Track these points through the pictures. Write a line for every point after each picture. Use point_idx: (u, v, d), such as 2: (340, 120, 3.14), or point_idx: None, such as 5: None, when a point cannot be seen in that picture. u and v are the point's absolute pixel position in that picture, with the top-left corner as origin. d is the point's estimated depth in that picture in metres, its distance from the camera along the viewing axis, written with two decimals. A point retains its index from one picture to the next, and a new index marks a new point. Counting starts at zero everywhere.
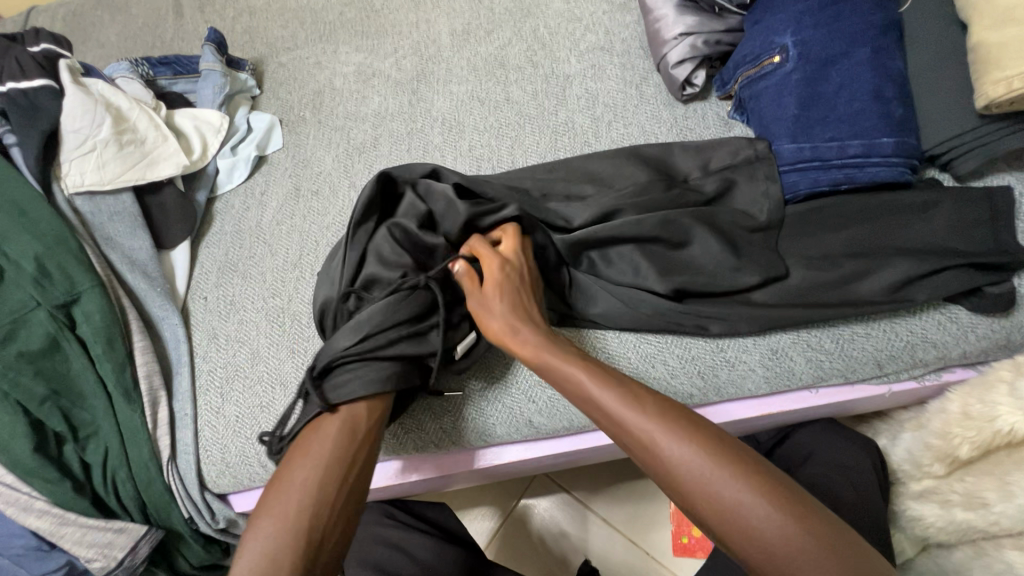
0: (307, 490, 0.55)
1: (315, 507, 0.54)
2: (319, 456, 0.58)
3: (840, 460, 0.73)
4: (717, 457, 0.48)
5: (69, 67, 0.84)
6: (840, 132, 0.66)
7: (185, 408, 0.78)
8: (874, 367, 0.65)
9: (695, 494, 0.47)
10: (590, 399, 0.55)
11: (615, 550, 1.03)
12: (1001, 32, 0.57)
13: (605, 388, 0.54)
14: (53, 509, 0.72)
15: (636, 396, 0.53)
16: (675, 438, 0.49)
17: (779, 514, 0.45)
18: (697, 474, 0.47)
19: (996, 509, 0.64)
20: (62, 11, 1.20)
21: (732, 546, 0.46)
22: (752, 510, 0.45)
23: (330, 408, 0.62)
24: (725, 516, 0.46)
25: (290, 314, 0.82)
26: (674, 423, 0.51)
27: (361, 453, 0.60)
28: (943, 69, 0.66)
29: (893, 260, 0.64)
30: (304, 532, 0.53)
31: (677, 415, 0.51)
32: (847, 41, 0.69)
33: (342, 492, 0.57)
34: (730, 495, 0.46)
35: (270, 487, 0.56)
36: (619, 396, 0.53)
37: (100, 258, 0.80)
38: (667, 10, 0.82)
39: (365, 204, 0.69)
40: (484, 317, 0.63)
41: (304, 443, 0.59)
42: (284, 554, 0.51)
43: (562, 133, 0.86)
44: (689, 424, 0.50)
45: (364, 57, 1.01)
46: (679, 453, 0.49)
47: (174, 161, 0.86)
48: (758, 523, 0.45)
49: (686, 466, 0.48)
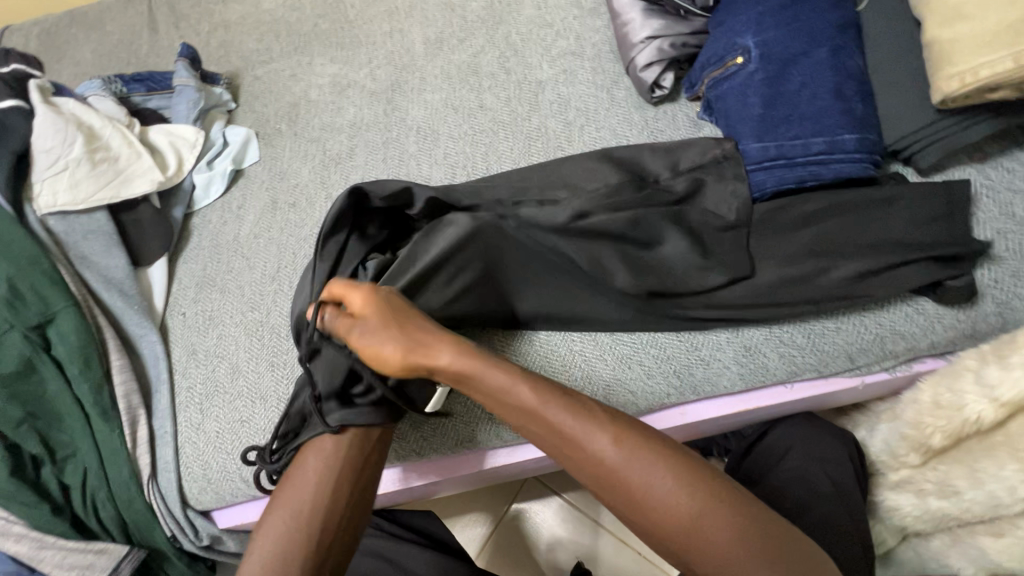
0: (319, 491, 0.59)
1: (326, 507, 0.59)
2: (332, 458, 0.62)
3: (818, 453, 0.73)
4: (675, 471, 0.50)
5: (39, 87, 0.84)
6: (803, 130, 0.67)
7: (166, 426, 0.77)
8: (845, 361, 0.67)
9: (658, 510, 0.49)
10: (536, 419, 0.54)
11: (607, 551, 1.03)
12: (952, 28, 0.59)
13: (552, 408, 0.53)
14: (31, 533, 0.73)
15: (590, 416, 0.53)
16: (635, 456, 0.50)
17: (736, 520, 0.48)
18: (654, 488, 0.49)
19: (966, 496, 0.65)
20: (35, 30, 1.20)
21: (691, 558, 0.48)
22: (707, 518, 0.48)
23: (334, 430, 0.63)
24: (687, 528, 0.48)
25: (269, 328, 0.82)
26: (626, 439, 0.51)
27: (373, 455, 0.64)
28: (901, 65, 0.67)
29: (858, 252, 0.65)
30: (316, 530, 0.58)
31: (632, 431, 0.52)
32: (807, 40, 0.70)
33: (354, 489, 0.61)
34: (691, 507, 0.48)
35: (286, 487, 0.61)
36: (568, 416, 0.53)
37: (74, 277, 0.79)
38: (634, 14, 0.83)
39: (334, 219, 0.69)
40: (379, 352, 0.56)
41: (318, 445, 0.63)
42: (297, 554, 0.56)
43: (536, 139, 0.86)
44: (638, 438, 0.52)
45: (339, 68, 1.01)
46: (635, 469, 0.50)
47: (149, 178, 0.85)
48: (719, 534, 0.47)
49: (643, 483, 0.50)
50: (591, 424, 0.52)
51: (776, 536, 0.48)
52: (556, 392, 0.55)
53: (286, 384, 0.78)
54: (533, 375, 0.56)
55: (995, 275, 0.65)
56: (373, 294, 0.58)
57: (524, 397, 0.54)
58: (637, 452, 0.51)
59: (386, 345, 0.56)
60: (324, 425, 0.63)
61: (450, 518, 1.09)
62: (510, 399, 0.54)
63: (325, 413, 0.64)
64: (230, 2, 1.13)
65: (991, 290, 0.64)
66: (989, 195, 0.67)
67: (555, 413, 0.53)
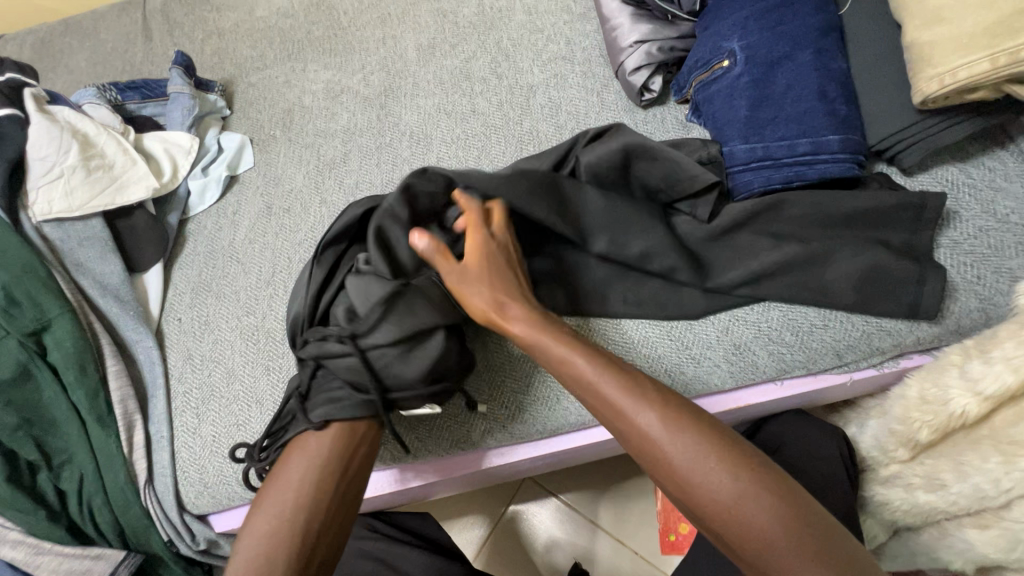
0: (304, 490, 0.59)
1: (311, 507, 0.59)
2: (317, 458, 0.61)
3: (808, 449, 0.75)
4: (720, 454, 0.49)
5: (34, 95, 0.84)
6: (789, 131, 0.69)
7: (162, 431, 0.78)
8: (834, 358, 0.67)
9: (696, 488, 0.48)
10: (595, 393, 0.55)
11: (604, 551, 1.04)
12: (930, 31, 0.60)
13: (608, 382, 0.54)
14: (28, 539, 0.73)
15: (641, 392, 0.53)
16: (679, 435, 0.50)
17: (773, 508, 0.46)
18: (699, 469, 0.48)
19: (953, 490, 0.65)
20: (30, 39, 1.21)
21: (731, 540, 0.47)
22: (750, 506, 0.46)
23: (317, 427, 0.63)
24: (724, 510, 0.47)
25: (265, 332, 0.83)
26: (678, 418, 0.51)
27: (358, 453, 0.64)
28: (883, 67, 0.69)
29: (834, 262, 0.66)
30: (299, 531, 0.57)
31: (682, 412, 0.52)
32: (791, 43, 0.71)
33: (339, 489, 0.61)
34: (731, 490, 0.47)
35: (270, 488, 0.61)
36: (624, 391, 0.53)
37: (69, 284, 0.80)
38: (623, 19, 0.85)
39: (342, 228, 0.71)
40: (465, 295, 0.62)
41: (301, 445, 0.63)
42: (278, 553, 0.56)
43: (528, 142, 0.87)
44: (690, 420, 0.51)
45: (332, 74, 1.02)
46: (683, 449, 0.49)
47: (144, 184, 0.86)
48: (758, 518, 0.46)
49: (692, 462, 0.49)
50: (644, 400, 0.53)
51: (817, 533, 0.45)
52: (613, 367, 0.55)
53: (282, 388, 0.78)
54: (591, 352, 0.57)
55: (977, 272, 0.66)
56: (483, 247, 0.63)
57: (584, 370, 0.55)
58: (684, 431, 0.50)
59: (477, 291, 0.61)
60: (307, 422, 0.63)
61: (447, 520, 1.10)
62: (570, 368, 0.56)
63: (310, 409, 0.64)
64: (224, 10, 1.14)
65: (973, 287, 0.66)
66: (971, 193, 0.68)
67: (610, 386, 0.54)
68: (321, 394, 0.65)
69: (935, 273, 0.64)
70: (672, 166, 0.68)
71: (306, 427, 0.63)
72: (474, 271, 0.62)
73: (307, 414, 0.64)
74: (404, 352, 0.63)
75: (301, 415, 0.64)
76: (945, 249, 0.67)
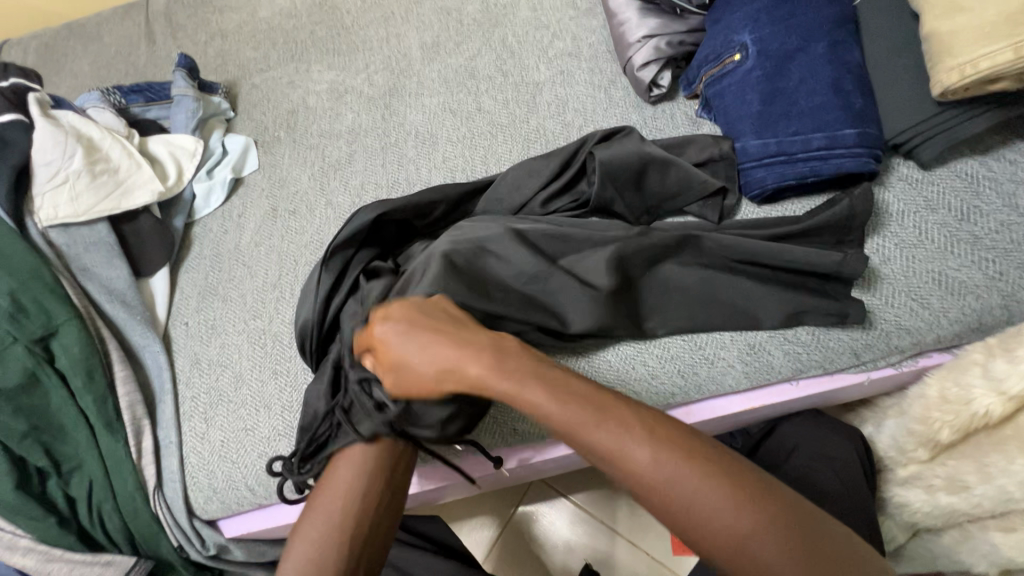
0: (350, 498, 0.61)
1: (358, 513, 0.60)
2: (361, 463, 0.63)
3: (824, 450, 0.73)
4: (716, 482, 0.47)
5: (38, 100, 0.84)
6: (803, 126, 0.67)
7: (170, 436, 0.77)
8: (851, 357, 0.66)
9: (705, 531, 0.46)
10: (582, 443, 0.51)
11: (616, 553, 1.03)
12: (951, 20, 0.58)
13: (597, 429, 0.50)
14: (38, 546, 0.72)
15: (627, 424, 0.51)
16: (680, 476, 0.48)
17: (784, 540, 0.45)
18: (705, 512, 0.46)
19: (976, 491, 0.64)
20: (33, 43, 1.20)
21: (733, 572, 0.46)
22: (763, 543, 0.45)
23: (366, 440, 0.63)
24: (735, 549, 0.45)
25: (271, 335, 0.82)
26: (677, 460, 0.48)
27: (403, 461, 0.65)
28: (899, 59, 0.67)
29: (763, 301, 0.66)
30: (348, 533, 0.59)
31: (671, 440, 0.50)
32: (804, 36, 0.70)
33: (387, 492, 0.62)
34: (729, 517, 0.46)
35: (321, 493, 0.62)
36: (615, 436, 0.50)
37: (77, 289, 0.79)
38: (630, 14, 0.83)
39: (349, 236, 0.71)
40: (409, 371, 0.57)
41: (351, 454, 0.63)
42: (329, 556, 0.57)
43: (534, 140, 0.86)
44: (689, 459, 0.49)
45: (336, 75, 1.01)
46: (688, 493, 0.47)
47: (148, 189, 0.85)
48: (762, 545, 0.45)
49: (697, 505, 0.47)
50: (638, 446, 0.49)
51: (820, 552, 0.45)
52: (597, 397, 0.52)
53: (290, 392, 0.77)
54: (574, 393, 0.52)
55: (999, 268, 0.64)
56: (411, 312, 0.59)
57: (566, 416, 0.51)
58: (678, 460, 0.49)
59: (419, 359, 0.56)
60: (358, 436, 0.63)
61: (457, 522, 1.09)
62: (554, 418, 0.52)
63: (357, 422, 0.63)
64: (226, 11, 1.13)
65: (997, 283, 0.64)
66: (992, 187, 0.67)
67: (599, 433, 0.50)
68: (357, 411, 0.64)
69: (856, 308, 0.65)
70: (681, 174, 0.71)
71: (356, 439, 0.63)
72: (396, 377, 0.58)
73: (354, 428, 0.63)
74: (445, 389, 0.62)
75: (350, 428, 0.63)
76: (965, 245, 0.65)
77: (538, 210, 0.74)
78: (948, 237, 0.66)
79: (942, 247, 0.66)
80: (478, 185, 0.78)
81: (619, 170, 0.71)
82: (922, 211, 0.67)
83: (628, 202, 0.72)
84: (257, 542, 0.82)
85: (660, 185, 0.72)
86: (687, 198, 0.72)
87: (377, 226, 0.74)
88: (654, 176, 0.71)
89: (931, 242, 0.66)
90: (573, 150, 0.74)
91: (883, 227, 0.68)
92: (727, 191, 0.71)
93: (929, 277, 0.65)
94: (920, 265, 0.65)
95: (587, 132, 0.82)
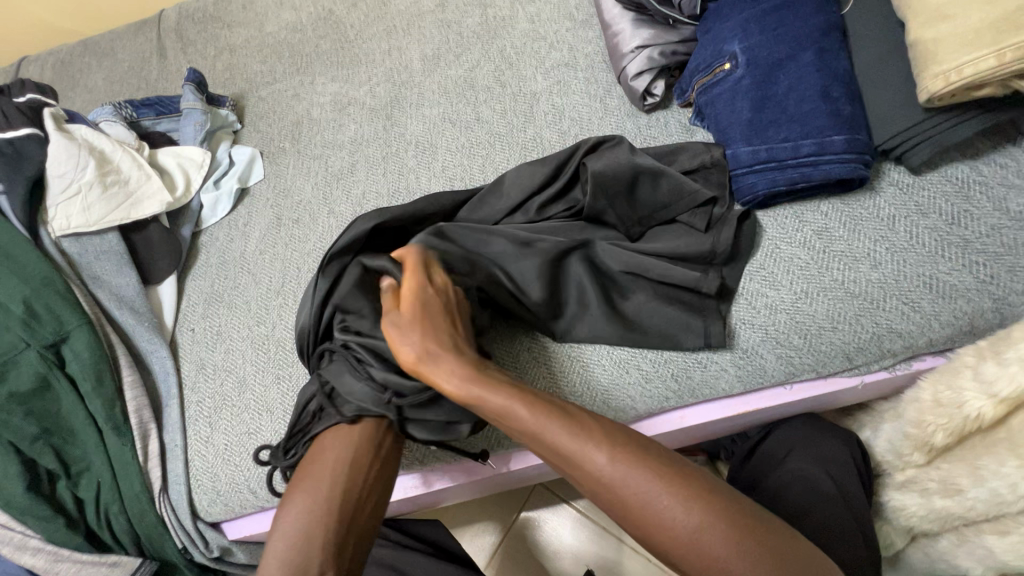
0: (340, 468, 0.62)
1: (348, 482, 0.62)
2: (351, 437, 0.65)
3: (820, 453, 0.73)
4: (675, 490, 0.49)
5: (53, 115, 0.87)
6: (792, 132, 0.68)
7: (176, 439, 0.79)
8: (844, 360, 0.67)
9: (654, 523, 0.48)
10: (540, 441, 0.55)
11: (617, 559, 1.03)
12: (934, 29, 0.59)
13: (554, 427, 0.54)
14: (47, 546, 0.74)
15: (588, 434, 0.53)
16: (629, 471, 0.50)
17: (732, 534, 0.46)
18: (652, 504, 0.49)
19: (970, 495, 0.64)
20: (50, 60, 1.25)
21: (682, 562, 0.48)
22: (710, 536, 0.47)
23: (349, 421, 0.66)
24: (682, 541, 0.47)
25: (275, 341, 0.84)
26: (627, 457, 0.51)
27: (386, 441, 0.67)
28: (887, 66, 0.68)
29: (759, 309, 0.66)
30: (340, 501, 0.61)
31: (626, 447, 0.52)
32: (793, 44, 0.71)
33: (373, 465, 0.65)
34: (687, 524, 0.47)
35: (309, 464, 0.64)
36: (567, 433, 0.53)
37: (88, 296, 0.82)
38: (624, 25, 0.85)
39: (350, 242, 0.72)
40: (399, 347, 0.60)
41: (334, 435, 0.66)
42: (318, 524, 0.59)
43: (531, 149, 0.88)
44: (638, 456, 0.51)
45: (339, 87, 1.04)
46: (635, 486, 0.50)
47: (158, 199, 0.88)
48: (709, 538, 0.46)
49: (643, 497, 0.49)
50: (589, 442, 0.52)
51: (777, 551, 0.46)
52: (556, 410, 0.55)
53: (292, 396, 0.79)
54: (535, 396, 0.57)
55: (990, 271, 0.64)
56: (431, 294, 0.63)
57: (525, 417, 0.55)
58: (638, 469, 0.50)
59: (417, 339, 0.60)
60: (339, 415, 0.66)
61: (459, 528, 1.10)
62: (512, 418, 0.56)
63: (341, 405, 0.67)
64: (234, 26, 1.17)
65: (987, 286, 0.64)
66: (982, 191, 0.67)
67: (554, 431, 0.54)
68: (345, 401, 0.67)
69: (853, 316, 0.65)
70: (672, 185, 0.72)
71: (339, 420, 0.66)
72: (408, 314, 0.61)
73: (339, 410, 0.67)
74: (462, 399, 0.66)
75: (332, 408, 0.67)
76: (956, 248, 0.66)
77: (535, 215, 0.77)
78: (939, 240, 0.66)
79: (932, 250, 0.66)
80: (473, 194, 0.80)
81: (610, 181, 0.72)
82: (912, 215, 0.68)
83: (621, 212, 0.73)
84: (260, 545, 0.83)
85: (651, 196, 0.73)
86: (677, 208, 0.72)
87: (377, 230, 0.75)
88: (646, 187, 0.73)
89: (922, 245, 0.67)
90: (566, 156, 0.75)
91: (873, 232, 0.68)
92: (717, 200, 0.71)
93: (919, 281, 0.65)
94: (911, 269, 0.66)
95: (582, 139, 0.84)
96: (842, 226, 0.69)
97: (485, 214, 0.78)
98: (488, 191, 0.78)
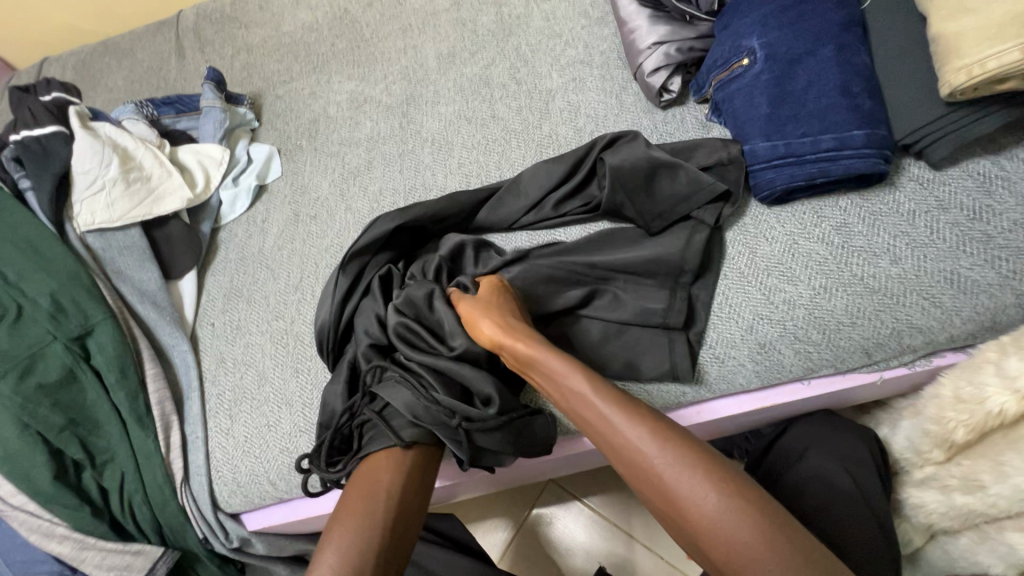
0: (393, 491, 0.63)
1: (398, 507, 0.62)
2: (402, 461, 0.66)
3: (839, 450, 0.73)
4: (705, 469, 0.51)
5: (79, 113, 0.89)
6: (812, 127, 0.68)
7: (197, 431, 0.80)
8: (863, 355, 0.66)
9: (681, 498, 0.50)
10: (586, 407, 0.58)
11: (630, 557, 1.02)
12: (958, 22, 0.59)
13: (600, 396, 0.58)
14: (74, 533, 0.75)
15: (629, 408, 0.57)
16: (664, 444, 0.53)
17: (759, 525, 0.47)
18: (684, 480, 0.51)
19: (992, 491, 0.63)
20: (72, 60, 1.27)
21: (703, 542, 0.49)
22: (736, 524, 0.48)
23: (405, 445, 0.66)
24: (703, 521, 0.49)
25: (293, 335, 0.85)
26: (665, 433, 0.54)
27: (431, 469, 0.68)
28: (908, 60, 0.68)
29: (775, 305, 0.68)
30: (390, 525, 0.61)
31: (666, 426, 0.55)
32: (812, 40, 0.71)
33: (420, 492, 0.65)
34: (713, 505, 0.49)
35: (358, 485, 0.63)
36: (612, 405, 0.57)
37: (112, 291, 0.84)
38: (640, 22, 0.85)
39: (368, 246, 0.76)
40: (476, 323, 0.67)
41: (384, 458, 0.66)
42: (371, 545, 0.59)
43: (547, 146, 0.88)
44: (676, 436, 0.54)
45: (356, 85, 1.05)
46: (668, 459, 0.52)
47: (178, 196, 0.90)
48: (732, 522, 0.48)
49: (674, 473, 0.51)
50: (631, 414, 0.56)
51: (796, 541, 0.47)
52: (606, 384, 0.59)
53: (311, 390, 0.80)
54: (588, 370, 0.60)
55: (1013, 267, 0.64)
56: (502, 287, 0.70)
57: (576, 384, 0.59)
58: (670, 445, 0.53)
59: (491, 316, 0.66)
60: (398, 439, 0.65)
61: (472, 523, 1.11)
62: (562, 383, 0.60)
63: (391, 418, 0.67)
64: (252, 26, 1.18)
65: (1010, 282, 0.63)
66: (1006, 187, 0.67)
67: (599, 397, 0.58)
68: (393, 415, 0.68)
69: (870, 312, 0.66)
70: (690, 176, 0.72)
71: (395, 442, 0.65)
72: (483, 300, 0.69)
73: (395, 430, 0.66)
74: (516, 429, 0.66)
75: (389, 428, 0.66)
76: (978, 243, 0.65)
77: (551, 211, 0.78)
78: (961, 236, 0.66)
79: (953, 246, 0.66)
80: (490, 192, 0.81)
81: (627, 173, 0.73)
82: (933, 210, 0.68)
83: (639, 206, 0.73)
84: (278, 537, 0.84)
85: (670, 189, 0.73)
86: (697, 200, 0.72)
87: (398, 236, 0.79)
88: (664, 180, 0.73)
89: (943, 239, 0.66)
90: (583, 153, 0.77)
91: (895, 226, 0.68)
92: (729, 197, 0.72)
93: (940, 276, 0.65)
94: (931, 264, 0.66)
95: (598, 136, 0.84)
96: (862, 222, 0.69)
97: (506, 214, 0.79)
98: (507, 191, 0.79)
